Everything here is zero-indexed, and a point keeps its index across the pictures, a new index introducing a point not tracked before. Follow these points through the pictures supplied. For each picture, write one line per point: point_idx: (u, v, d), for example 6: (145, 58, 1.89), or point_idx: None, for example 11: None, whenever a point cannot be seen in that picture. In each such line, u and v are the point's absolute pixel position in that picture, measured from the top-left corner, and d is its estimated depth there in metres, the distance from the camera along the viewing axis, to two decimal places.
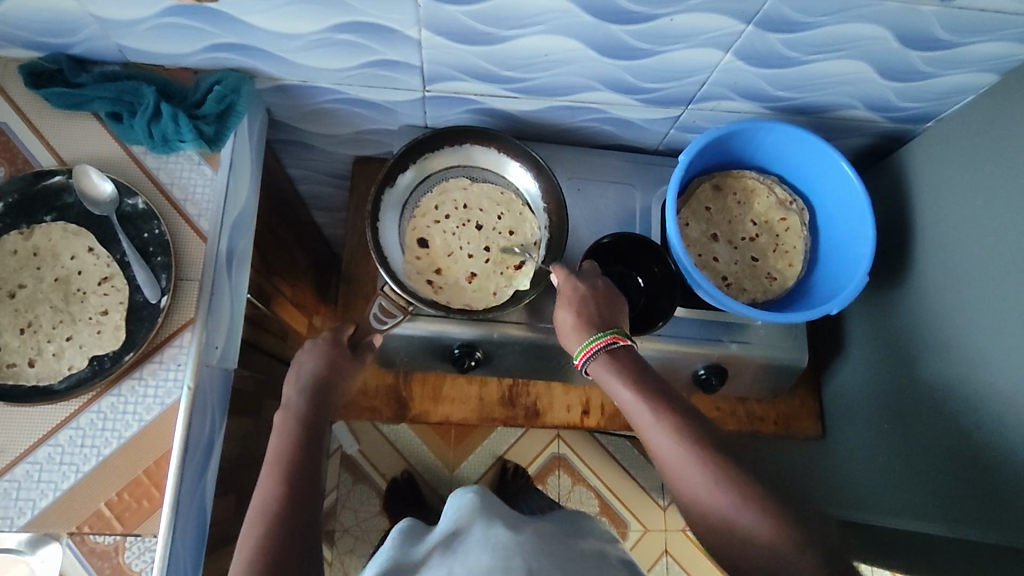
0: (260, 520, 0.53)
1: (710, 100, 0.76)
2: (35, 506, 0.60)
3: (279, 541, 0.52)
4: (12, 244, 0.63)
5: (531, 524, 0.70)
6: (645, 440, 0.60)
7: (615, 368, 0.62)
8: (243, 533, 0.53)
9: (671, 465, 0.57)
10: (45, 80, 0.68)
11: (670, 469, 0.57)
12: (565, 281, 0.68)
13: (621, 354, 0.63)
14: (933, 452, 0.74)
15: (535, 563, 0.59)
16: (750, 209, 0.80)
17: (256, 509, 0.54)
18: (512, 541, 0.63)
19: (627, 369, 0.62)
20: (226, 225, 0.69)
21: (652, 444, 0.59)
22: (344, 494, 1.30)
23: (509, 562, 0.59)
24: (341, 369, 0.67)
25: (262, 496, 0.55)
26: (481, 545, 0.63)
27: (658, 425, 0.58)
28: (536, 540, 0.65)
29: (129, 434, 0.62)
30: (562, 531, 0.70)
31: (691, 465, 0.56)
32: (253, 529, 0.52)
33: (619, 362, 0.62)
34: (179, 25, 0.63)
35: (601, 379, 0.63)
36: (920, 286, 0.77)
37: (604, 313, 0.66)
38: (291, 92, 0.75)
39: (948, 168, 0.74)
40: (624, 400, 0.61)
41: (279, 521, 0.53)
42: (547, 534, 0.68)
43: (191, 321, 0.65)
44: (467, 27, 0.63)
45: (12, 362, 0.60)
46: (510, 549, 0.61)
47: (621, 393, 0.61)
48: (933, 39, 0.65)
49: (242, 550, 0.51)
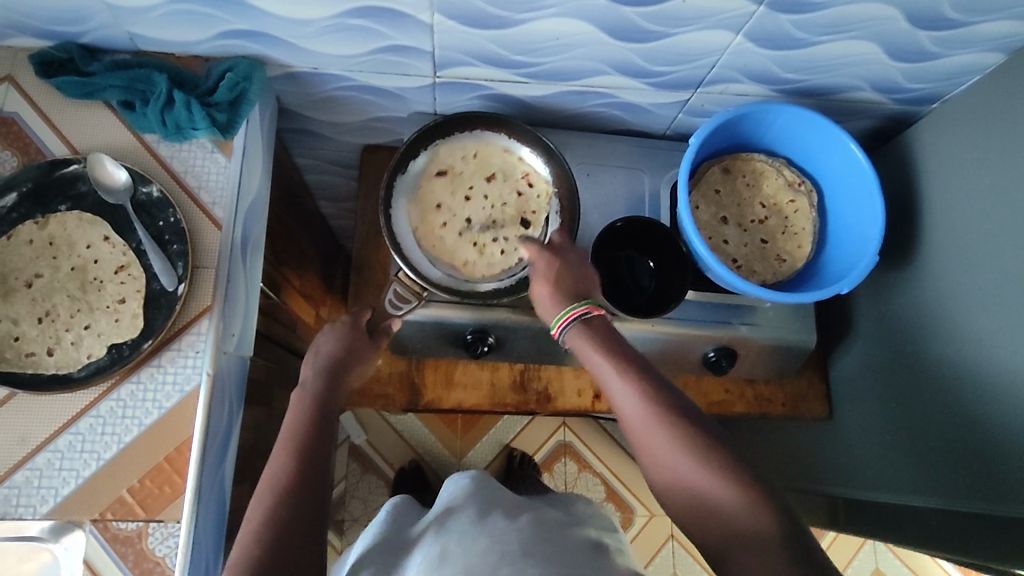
0: (269, 495, 0.54)
1: (719, 83, 0.77)
2: (58, 494, 0.60)
3: (287, 517, 0.52)
4: (27, 233, 0.64)
5: (529, 513, 0.69)
6: (617, 411, 0.59)
7: (590, 340, 0.62)
8: (252, 503, 0.54)
9: (643, 434, 0.57)
10: (56, 70, 0.68)
11: (642, 439, 0.57)
12: (538, 256, 0.68)
13: (597, 325, 0.63)
14: (937, 428, 0.76)
15: (532, 548, 0.60)
16: (759, 191, 0.81)
17: (266, 484, 0.55)
18: (509, 527, 0.64)
19: (603, 341, 0.62)
20: (240, 212, 0.69)
21: (624, 415, 0.59)
22: (353, 484, 1.31)
23: (504, 545, 0.60)
24: (357, 352, 0.69)
25: (273, 473, 0.56)
26: (478, 529, 0.64)
27: (630, 398, 0.58)
28: (533, 528, 0.65)
29: (149, 421, 0.62)
30: (562, 521, 0.70)
31: (662, 436, 0.56)
32: (262, 503, 0.53)
33: (596, 332, 0.62)
34: (190, 12, 0.63)
35: (575, 348, 0.63)
36: (927, 266, 0.78)
37: (578, 285, 0.66)
38: (301, 79, 0.75)
39: (953, 148, 0.75)
40: (598, 371, 0.61)
41: (288, 496, 0.54)
42: (543, 521, 0.68)
43: (208, 308, 0.65)
44: (479, 11, 0.63)
45: (30, 351, 0.61)
46: (507, 535, 0.62)
47: (595, 362, 0.61)
48: (941, 19, 0.65)
49: (250, 523, 0.52)
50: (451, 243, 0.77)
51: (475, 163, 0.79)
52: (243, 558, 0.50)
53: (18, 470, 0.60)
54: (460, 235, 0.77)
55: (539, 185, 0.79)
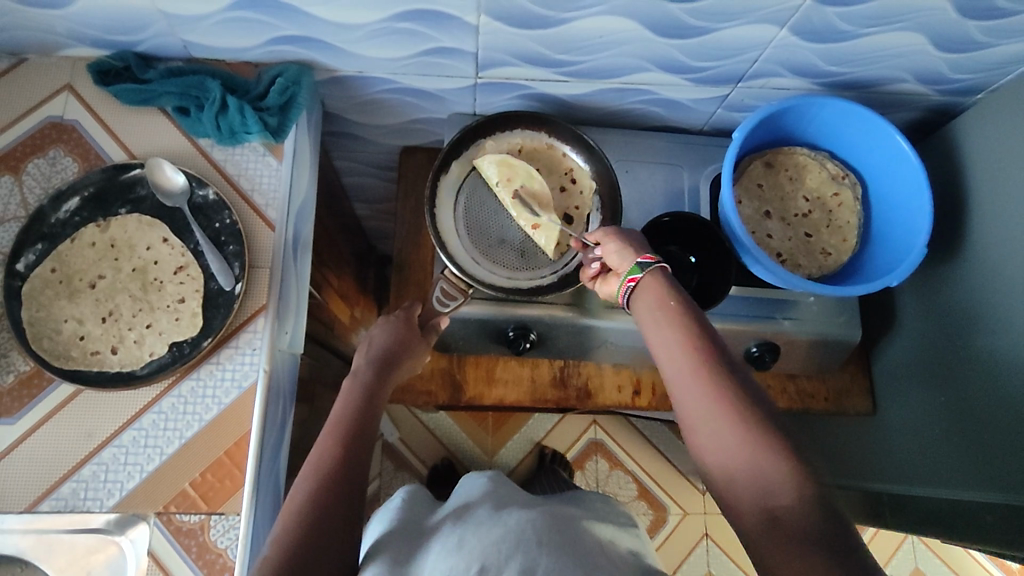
0: (312, 478, 0.55)
1: (760, 78, 0.77)
2: (123, 488, 0.62)
3: (331, 494, 0.54)
4: (90, 236, 0.66)
5: (545, 508, 0.72)
6: (667, 368, 0.58)
7: (659, 290, 0.60)
8: (296, 484, 0.55)
9: (690, 392, 0.55)
10: (113, 77, 0.71)
11: (688, 398, 0.55)
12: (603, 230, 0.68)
13: (668, 281, 0.61)
14: (985, 419, 0.75)
15: (546, 537, 0.62)
16: (802, 186, 0.80)
17: (310, 467, 0.56)
18: (523, 518, 0.66)
19: (670, 294, 0.60)
20: (291, 213, 0.71)
21: (674, 373, 0.57)
22: (388, 481, 1.31)
23: (520, 534, 0.62)
24: (409, 346, 0.71)
25: (318, 456, 0.57)
26: (493, 522, 0.66)
27: (684, 354, 0.56)
28: (547, 518, 0.67)
29: (209, 417, 0.64)
30: (575, 514, 0.71)
31: (712, 399, 0.54)
32: (305, 484, 0.54)
33: (664, 285, 0.61)
34: (244, 19, 0.65)
35: (637, 296, 0.62)
36: (974, 258, 0.77)
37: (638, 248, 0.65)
38: (346, 83, 0.77)
39: (1000, 139, 0.74)
40: (654, 320, 0.59)
41: (331, 480, 0.55)
42: (559, 516, 0.69)
43: (264, 307, 0.67)
44: (525, 11, 0.64)
45: (95, 349, 0.63)
46: (522, 524, 0.64)
47: (655, 311, 0.60)
48: (991, 8, 0.65)
49: (292, 502, 0.54)
50: (495, 234, 0.78)
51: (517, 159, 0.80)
52: (286, 528, 0.51)
53: (86, 465, 0.62)
54: (503, 226, 0.78)
55: (586, 181, 0.80)
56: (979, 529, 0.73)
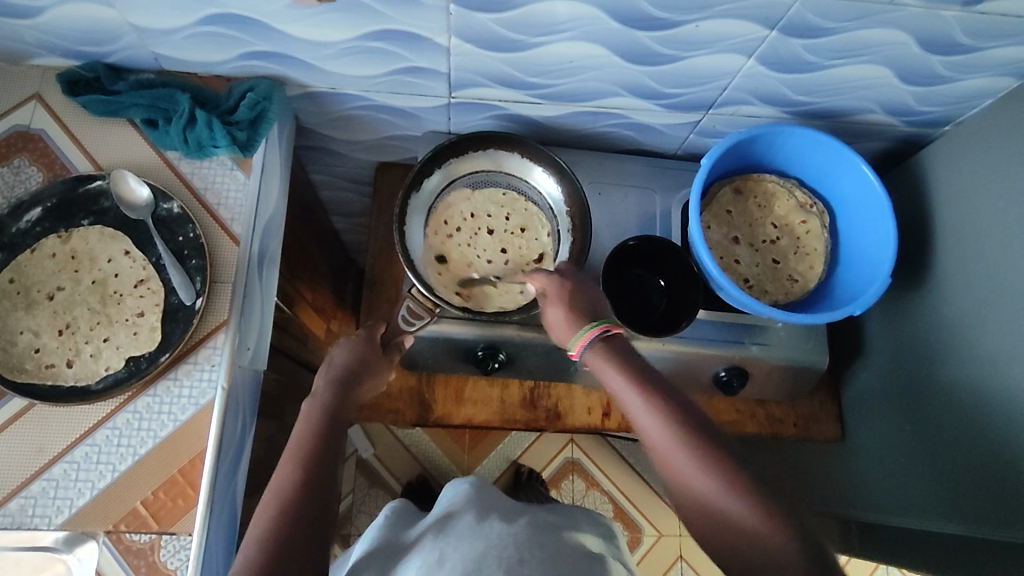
0: (273, 505, 0.54)
1: (730, 105, 0.78)
2: (73, 505, 0.60)
3: (292, 530, 0.53)
4: (50, 247, 0.65)
5: (526, 516, 0.72)
6: (640, 429, 0.59)
7: (610, 358, 0.62)
8: (258, 512, 0.55)
9: (663, 450, 0.57)
10: (82, 88, 0.71)
11: (664, 456, 0.57)
12: (550, 280, 0.69)
13: (617, 343, 0.63)
14: (951, 451, 0.75)
15: (527, 554, 0.62)
16: (771, 212, 0.81)
17: (271, 494, 0.55)
18: (504, 531, 0.66)
19: (621, 359, 0.62)
20: (257, 228, 0.71)
21: (647, 433, 0.58)
22: (360, 499, 1.30)
23: (501, 551, 0.62)
24: (371, 364, 0.70)
25: (279, 482, 0.56)
26: (475, 533, 0.66)
27: (652, 416, 0.58)
28: (529, 530, 0.68)
29: (165, 433, 0.63)
30: (559, 530, 0.71)
31: (685, 455, 0.56)
32: (267, 511, 0.54)
33: (615, 351, 0.62)
34: (215, 34, 0.65)
35: (591, 365, 0.63)
36: (940, 288, 0.78)
37: (590, 309, 0.66)
38: (319, 99, 0.77)
39: (965, 171, 0.75)
40: (615, 387, 0.60)
41: (293, 506, 0.54)
42: (540, 523, 0.70)
43: (225, 322, 0.66)
44: (495, 34, 0.64)
45: (49, 362, 0.62)
46: (504, 539, 0.64)
47: (613, 380, 0.61)
48: (954, 44, 0.66)
49: (255, 531, 0.53)
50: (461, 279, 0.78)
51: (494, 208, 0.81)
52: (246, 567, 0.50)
53: (35, 481, 0.61)
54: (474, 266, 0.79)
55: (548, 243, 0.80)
56: (940, 562, 0.73)
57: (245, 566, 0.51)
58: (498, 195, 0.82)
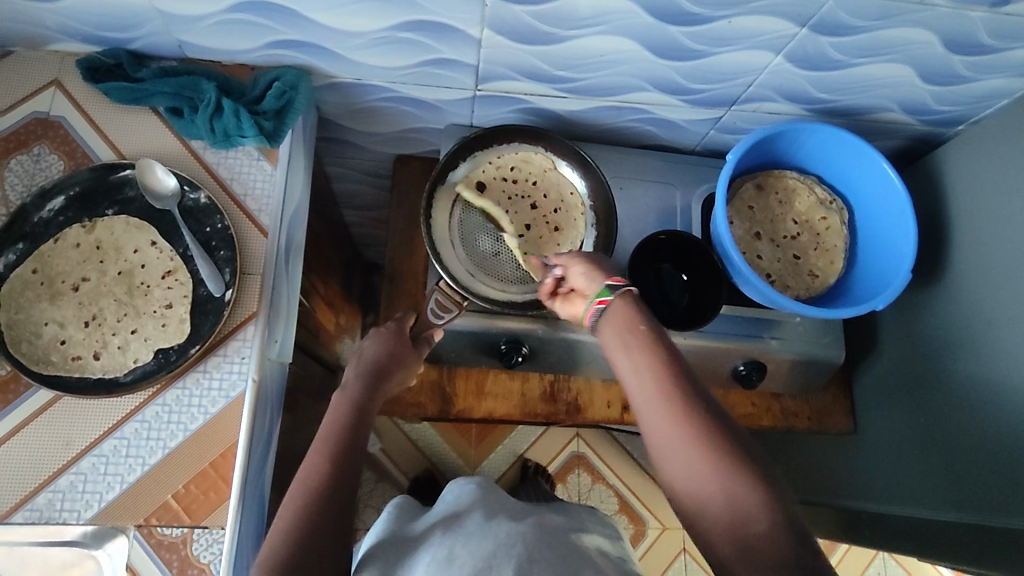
0: (300, 496, 0.54)
1: (753, 101, 0.78)
2: (101, 500, 0.60)
3: (318, 521, 0.53)
4: (75, 236, 0.64)
5: (533, 516, 0.72)
6: (638, 397, 0.56)
7: (626, 320, 0.60)
8: (284, 504, 0.54)
9: (661, 422, 0.54)
10: (103, 75, 0.69)
11: (660, 430, 0.54)
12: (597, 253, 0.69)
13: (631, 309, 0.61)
14: (961, 441, 0.77)
15: (536, 554, 0.62)
16: (791, 208, 0.82)
17: (298, 485, 0.55)
18: (513, 530, 0.66)
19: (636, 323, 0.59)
20: (284, 220, 0.70)
21: (645, 403, 0.55)
22: (366, 493, 1.29)
23: (510, 550, 0.62)
24: (400, 358, 0.70)
25: (306, 474, 0.56)
26: (483, 532, 0.66)
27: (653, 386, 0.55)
28: (536, 529, 0.67)
29: (194, 427, 0.62)
30: (563, 525, 0.72)
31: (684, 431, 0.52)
32: (294, 502, 0.54)
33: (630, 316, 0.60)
34: (245, 21, 0.64)
35: (606, 325, 0.61)
36: (953, 285, 0.80)
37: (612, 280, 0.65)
38: (344, 90, 0.76)
39: (980, 170, 0.77)
40: (625, 350, 0.58)
41: (321, 498, 0.54)
42: (548, 525, 0.70)
43: (254, 314, 0.65)
44: (529, 27, 0.64)
45: (76, 354, 0.61)
46: (513, 538, 0.64)
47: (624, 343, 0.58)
48: (977, 45, 0.67)
49: (281, 522, 0.53)
50: (486, 253, 0.78)
51: (519, 177, 0.80)
52: (272, 558, 0.50)
53: (62, 475, 0.60)
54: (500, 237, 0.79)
55: (572, 196, 0.81)
56: (954, 553, 0.75)
57: (270, 558, 0.50)
58: (505, 168, 0.80)
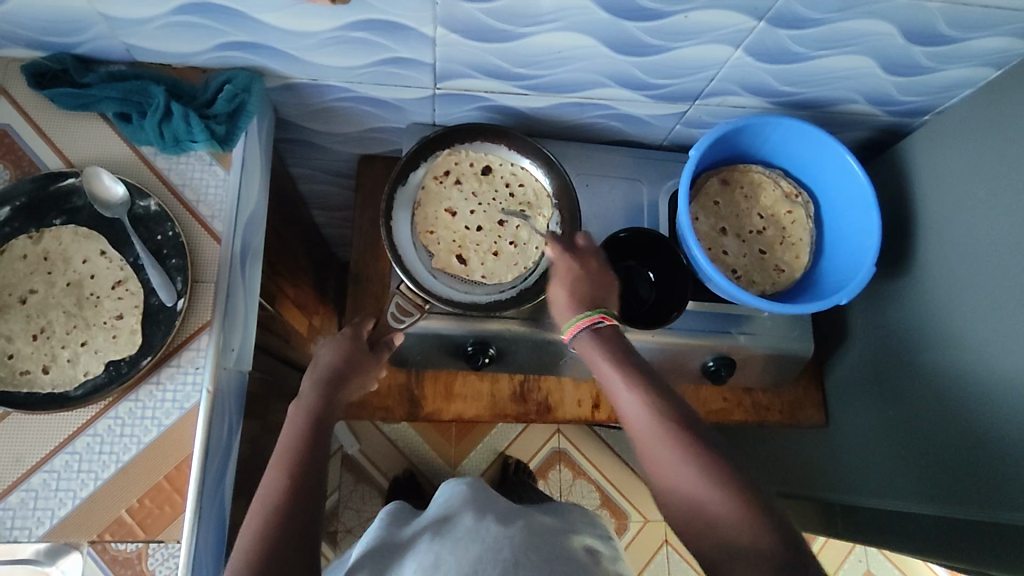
0: (263, 512, 0.53)
1: (717, 95, 0.78)
2: (53, 516, 0.58)
3: (281, 534, 0.52)
4: (21, 248, 0.62)
5: (523, 519, 0.71)
6: (624, 418, 0.59)
7: (601, 347, 0.62)
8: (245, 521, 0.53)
9: (645, 442, 0.57)
10: (49, 80, 0.67)
11: (646, 448, 0.57)
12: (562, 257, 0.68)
13: (608, 334, 0.63)
14: (931, 433, 0.77)
15: (523, 556, 0.61)
16: (757, 203, 0.82)
17: (259, 501, 0.54)
18: (501, 534, 0.65)
19: (613, 348, 0.62)
20: (239, 225, 0.69)
21: (630, 422, 0.59)
22: (346, 494, 1.29)
23: (498, 553, 0.61)
24: (358, 363, 0.69)
25: (267, 488, 0.55)
26: (472, 536, 0.65)
27: (636, 405, 0.58)
28: (526, 533, 0.66)
29: (148, 439, 0.61)
30: (556, 526, 0.72)
31: (665, 447, 0.56)
32: (256, 518, 0.53)
33: (606, 342, 0.62)
34: (191, 24, 0.62)
35: (584, 353, 0.63)
36: (921, 275, 0.79)
37: (592, 291, 0.66)
38: (300, 90, 0.75)
39: (944, 161, 0.77)
40: (604, 374, 0.61)
41: (282, 511, 0.53)
42: (537, 528, 0.69)
43: (208, 323, 0.64)
44: (484, 25, 0.63)
45: (25, 369, 0.59)
46: (501, 541, 0.63)
47: (604, 370, 0.61)
48: (938, 35, 0.67)
49: (243, 539, 0.52)
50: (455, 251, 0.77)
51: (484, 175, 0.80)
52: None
53: (12, 492, 0.58)
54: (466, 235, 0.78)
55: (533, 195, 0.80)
56: (930, 545, 0.75)
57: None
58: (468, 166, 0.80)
